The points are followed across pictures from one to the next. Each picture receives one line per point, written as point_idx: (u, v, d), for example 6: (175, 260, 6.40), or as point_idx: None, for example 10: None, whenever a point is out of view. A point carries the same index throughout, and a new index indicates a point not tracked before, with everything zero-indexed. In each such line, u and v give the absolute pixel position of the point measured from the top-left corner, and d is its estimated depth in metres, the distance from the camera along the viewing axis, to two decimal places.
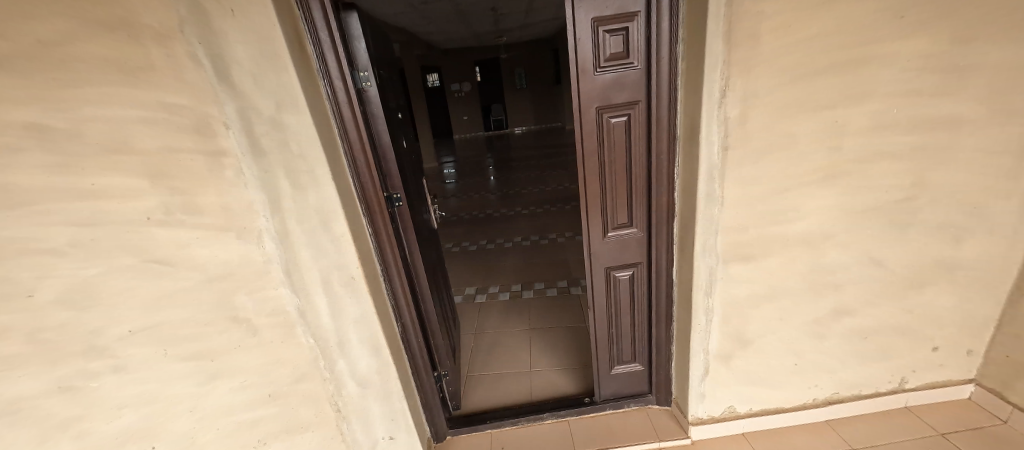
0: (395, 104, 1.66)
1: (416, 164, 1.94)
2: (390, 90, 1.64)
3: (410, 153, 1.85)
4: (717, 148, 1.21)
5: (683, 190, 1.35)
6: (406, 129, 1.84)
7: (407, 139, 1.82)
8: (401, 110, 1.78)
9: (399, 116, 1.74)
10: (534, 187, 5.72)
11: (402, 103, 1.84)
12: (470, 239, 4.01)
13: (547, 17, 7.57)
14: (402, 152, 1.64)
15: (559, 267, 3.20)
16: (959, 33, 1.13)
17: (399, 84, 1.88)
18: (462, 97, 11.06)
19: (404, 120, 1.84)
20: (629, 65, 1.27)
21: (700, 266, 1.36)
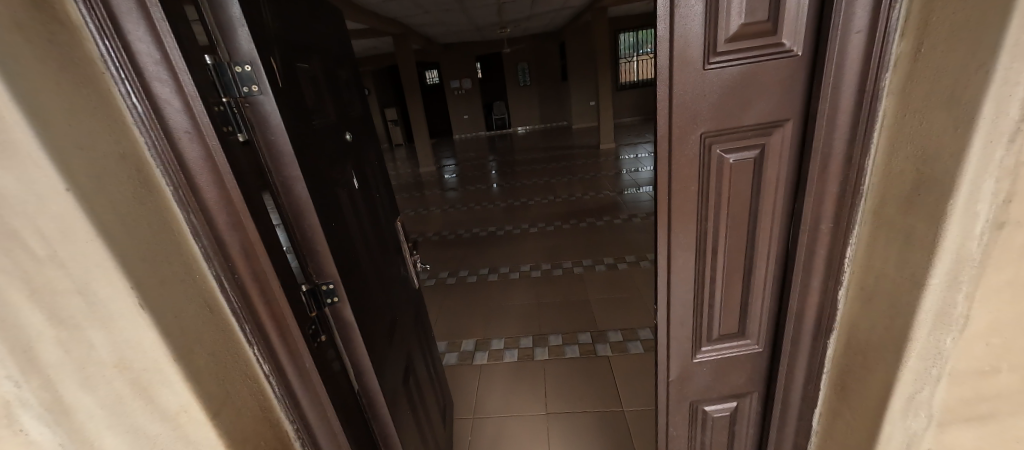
0: (339, 119, 1.02)
1: (384, 207, 1.30)
2: (331, 94, 0.99)
3: (372, 192, 1.21)
4: (981, 226, 0.55)
5: (865, 291, 0.70)
6: (365, 155, 1.20)
7: (367, 172, 1.18)
8: (355, 127, 1.14)
9: (352, 138, 1.09)
10: (542, 199, 5.06)
11: (359, 118, 1.20)
12: (469, 267, 3.38)
13: (555, 7, 6.88)
14: (350, 198, 1.00)
15: (578, 313, 2.56)
16: None
17: (357, 86, 1.23)
18: (463, 95, 10.41)
19: (363, 142, 1.19)
20: (774, 49, 0.62)
21: (891, 435, 0.72)
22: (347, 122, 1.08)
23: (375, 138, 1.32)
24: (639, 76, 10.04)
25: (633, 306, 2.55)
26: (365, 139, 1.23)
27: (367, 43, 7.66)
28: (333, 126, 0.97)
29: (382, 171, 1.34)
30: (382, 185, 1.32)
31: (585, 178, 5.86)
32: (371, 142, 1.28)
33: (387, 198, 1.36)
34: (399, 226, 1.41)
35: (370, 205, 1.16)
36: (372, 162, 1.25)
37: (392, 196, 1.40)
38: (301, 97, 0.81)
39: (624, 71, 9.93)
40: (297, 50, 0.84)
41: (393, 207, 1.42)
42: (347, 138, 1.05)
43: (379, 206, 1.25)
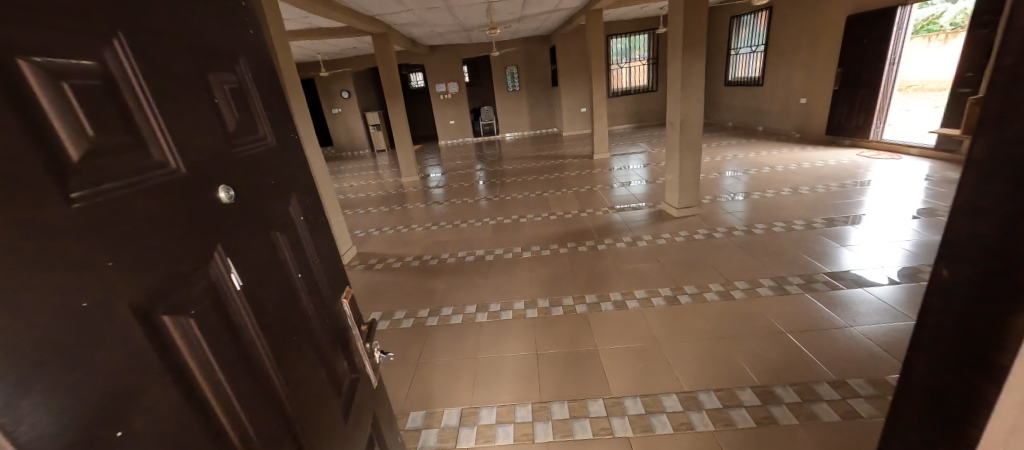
0: (206, 167, 0.55)
1: (317, 286, 0.84)
2: (181, 123, 0.52)
3: (291, 273, 0.74)
4: None
5: None
6: (279, 215, 0.74)
7: (280, 243, 0.72)
8: (251, 174, 0.67)
9: (244, 194, 0.63)
10: (534, 216, 4.62)
11: (269, 154, 0.74)
12: (455, 302, 2.93)
13: (548, 8, 6.48)
14: (221, 316, 0.53)
15: (584, 371, 2.12)
16: None
17: (268, 103, 0.77)
18: (449, 100, 9.95)
19: (273, 194, 0.73)
20: None
21: None
22: (234, 167, 0.62)
23: (303, 181, 0.87)
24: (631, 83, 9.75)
25: (650, 362, 2.12)
26: (282, 188, 0.77)
27: (347, 43, 7.14)
28: (183, 185, 0.50)
29: (316, 227, 0.88)
30: (315, 252, 0.86)
31: (580, 191, 5.45)
32: (297, 188, 0.83)
33: (326, 268, 0.90)
34: (345, 308, 0.95)
35: (283, 299, 0.70)
36: (295, 221, 0.79)
37: (334, 262, 0.95)
38: (52, 145, 0.35)
39: (616, 78, 9.61)
40: (53, 36, 0.37)
41: (337, 278, 0.96)
42: (226, 200, 0.58)
43: (306, 292, 0.79)
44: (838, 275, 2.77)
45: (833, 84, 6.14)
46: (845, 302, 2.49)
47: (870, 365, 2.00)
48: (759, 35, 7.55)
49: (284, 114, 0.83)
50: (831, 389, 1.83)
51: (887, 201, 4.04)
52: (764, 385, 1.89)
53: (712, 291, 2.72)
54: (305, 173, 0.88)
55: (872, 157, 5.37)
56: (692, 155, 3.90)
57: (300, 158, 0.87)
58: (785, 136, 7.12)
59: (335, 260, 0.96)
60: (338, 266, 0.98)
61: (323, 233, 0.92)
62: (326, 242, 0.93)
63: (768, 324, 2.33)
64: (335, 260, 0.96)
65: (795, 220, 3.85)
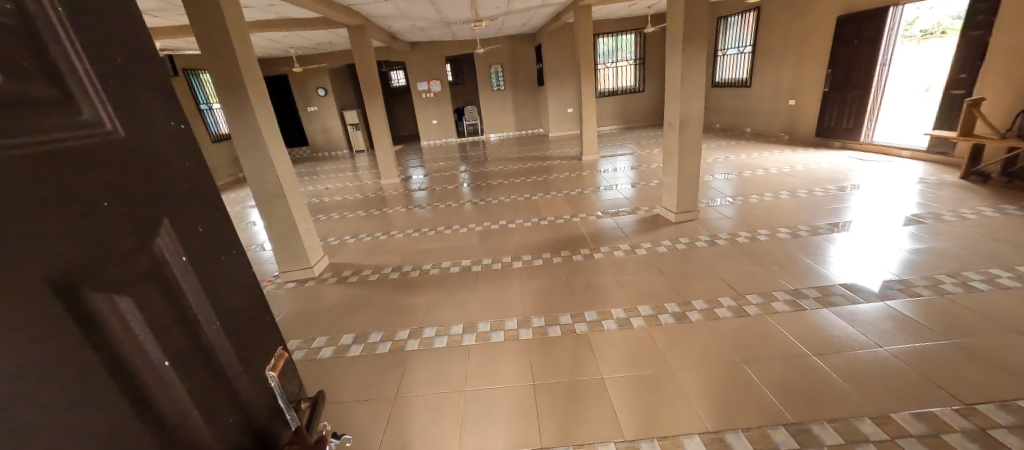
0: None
1: (214, 371, 0.52)
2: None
3: (143, 369, 0.42)
4: None
5: None
6: (120, 266, 0.41)
7: (117, 321, 0.39)
8: (42, 197, 0.33)
9: (21, 240, 0.31)
10: (524, 221, 4.32)
11: (101, 158, 0.41)
12: (437, 322, 2.60)
13: (535, 4, 6.19)
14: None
15: (588, 406, 1.83)
16: None
17: (105, 68, 0.44)
18: (431, 98, 9.57)
19: (108, 229, 0.40)
20: None
21: None
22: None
23: (189, 199, 0.54)
24: (618, 83, 9.58)
25: (664, 394, 1.85)
26: (135, 217, 0.44)
27: (322, 37, 6.71)
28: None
29: (215, 273, 0.56)
30: (211, 315, 0.53)
31: (570, 194, 5.18)
32: (173, 215, 0.50)
33: (235, 335, 0.58)
34: (271, 387, 0.63)
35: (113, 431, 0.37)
36: (161, 272, 0.46)
37: (251, 321, 0.62)
38: None
39: (603, 78, 9.43)
40: None
41: (257, 343, 0.63)
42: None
43: (185, 393, 0.46)
44: (854, 287, 2.56)
45: (823, 86, 6.07)
46: (868, 316, 2.27)
47: (911, 390, 1.76)
48: (747, 35, 7.46)
49: (148, 91, 0.50)
50: (875, 426, 1.60)
51: (889, 205, 3.90)
52: (799, 422, 1.64)
53: (723, 307, 2.47)
54: (194, 188, 0.56)
55: (864, 159, 5.29)
56: (691, 157, 3.67)
57: (183, 162, 0.54)
58: (774, 138, 7.04)
59: (253, 315, 0.64)
60: (260, 322, 0.66)
61: (229, 279, 0.59)
62: (237, 291, 0.61)
63: (791, 346, 2.08)
64: (254, 317, 0.64)
65: (797, 225, 3.66)
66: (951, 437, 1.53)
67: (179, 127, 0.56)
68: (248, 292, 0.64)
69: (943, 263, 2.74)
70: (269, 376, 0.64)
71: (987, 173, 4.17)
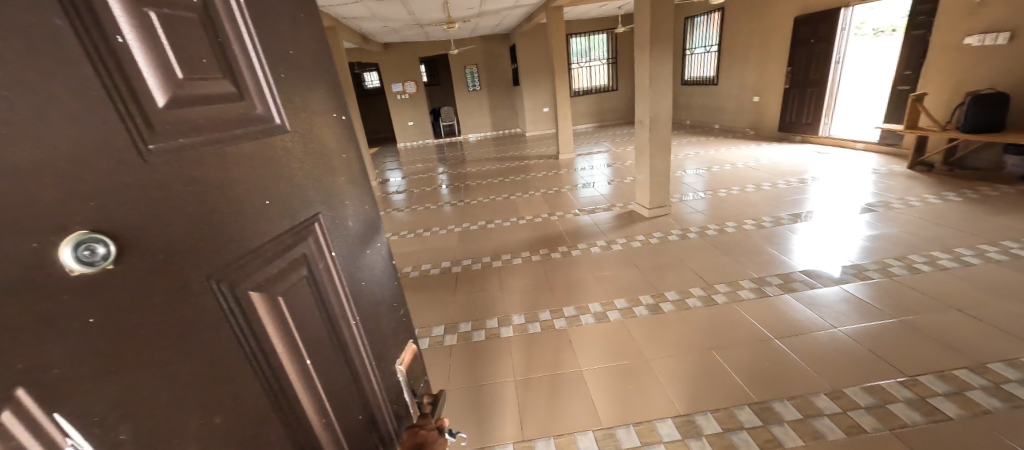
0: (30, 211, 0.26)
1: (334, 355, 0.60)
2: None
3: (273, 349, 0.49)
4: None
5: None
6: (266, 255, 0.48)
7: (257, 311, 0.46)
8: (198, 182, 0.40)
9: (164, 240, 0.36)
10: (502, 221, 4.38)
11: (261, 151, 0.48)
12: (419, 324, 2.62)
13: (507, 5, 6.25)
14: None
15: (568, 397, 1.91)
16: None
17: (273, 66, 0.52)
18: (406, 100, 9.48)
19: (263, 219, 0.48)
20: None
21: None
22: (129, 193, 0.33)
23: (331, 194, 0.62)
24: (592, 83, 9.76)
25: (641, 381, 1.95)
26: (287, 211, 0.52)
27: None
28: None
29: (349, 265, 0.65)
30: (340, 306, 0.62)
31: (547, 193, 5.26)
32: (322, 213, 0.59)
33: (360, 324, 0.66)
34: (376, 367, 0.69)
35: (242, 403, 0.45)
36: (307, 267, 0.55)
37: (373, 311, 0.71)
38: None
39: (577, 77, 9.59)
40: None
41: (375, 332, 0.71)
42: (73, 271, 0.29)
43: (294, 368, 0.52)
44: (812, 272, 2.74)
45: (784, 83, 6.38)
46: (824, 301, 2.43)
47: (863, 367, 1.90)
48: (713, 35, 7.75)
49: (310, 88, 0.59)
50: (829, 401, 1.73)
51: (847, 195, 4.15)
52: (762, 401, 1.76)
53: (694, 297, 2.59)
54: (337, 184, 0.64)
55: (822, 152, 5.60)
56: (662, 154, 3.81)
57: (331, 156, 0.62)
58: (740, 134, 7.34)
59: (375, 305, 0.71)
60: (382, 311, 0.74)
61: (361, 271, 0.68)
62: (363, 284, 0.68)
63: (754, 330, 2.22)
64: (375, 307, 0.72)
65: (761, 216, 3.85)
66: (895, 407, 1.67)
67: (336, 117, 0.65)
68: (375, 283, 0.72)
69: (891, 248, 2.96)
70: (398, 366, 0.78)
71: (931, 163, 4.49)
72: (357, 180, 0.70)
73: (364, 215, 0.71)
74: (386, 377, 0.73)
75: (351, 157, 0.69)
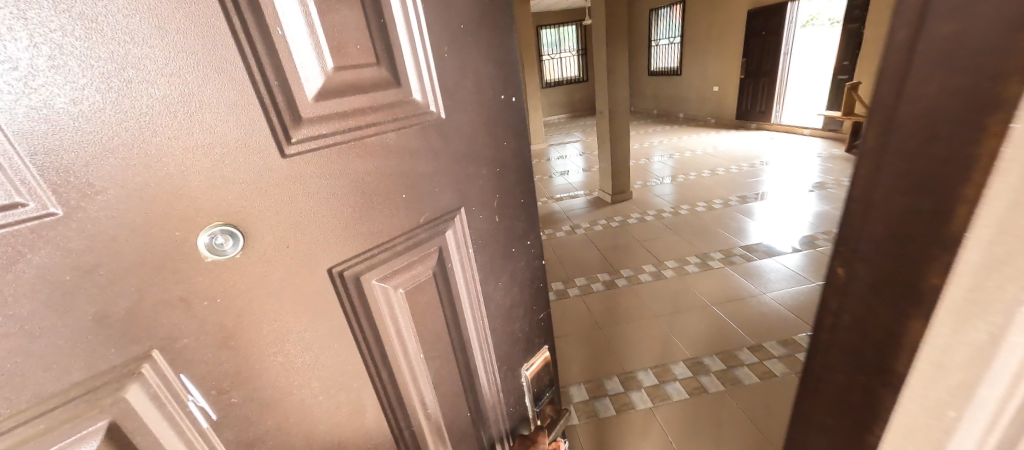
0: (171, 207, 0.34)
1: (446, 347, 0.64)
2: (121, 117, 0.30)
3: (391, 340, 0.55)
4: None
5: None
6: (398, 251, 0.52)
7: (376, 302, 0.52)
8: (339, 170, 0.44)
9: (294, 226, 0.42)
10: None
11: (410, 144, 0.49)
12: None
13: None
14: (146, 443, 0.38)
15: None
16: None
17: (447, 26, 0.51)
18: None
19: (396, 205, 0.50)
20: None
21: None
22: (269, 202, 0.39)
23: (478, 183, 0.60)
24: (562, 74, 9.94)
25: (596, 347, 2.18)
26: (425, 201, 0.53)
27: None
28: (57, 252, 0.29)
29: (483, 261, 0.66)
30: (469, 308, 0.66)
31: None
32: (468, 203, 0.60)
33: (482, 320, 0.69)
34: (495, 364, 0.74)
35: (348, 379, 0.52)
36: (439, 261, 0.58)
37: (506, 310, 0.73)
38: None
39: (547, 69, 9.77)
40: None
41: (505, 334, 0.75)
42: (206, 257, 0.36)
43: (407, 361, 0.58)
44: (751, 248, 3.05)
45: (740, 73, 6.74)
46: (757, 271, 2.73)
47: (782, 326, 2.19)
48: (674, 28, 8.06)
49: (487, 55, 0.57)
50: (750, 353, 2.01)
51: (793, 178, 4.49)
52: (695, 357, 2.02)
53: (645, 272, 2.85)
54: (489, 172, 0.62)
55: (774, 139, 5.99)
56: (621, 143, 4.05)
57: (487, 139, 0.60)
58: (702, 122, 7.71)
59: (505, 305, 0.73)
60: (510, 313, 0.75)
61: (495, 269, 0.68)
62: (506, 285, 0.72)
63: (695, 299, 2.50)
64: (505, 305, 0.73)
65: (712, 199, 4.17)
66: (800, 355, 1.96)
67: (505, 97, 0.61)
68: (512, 284, 0.73)
69: (820, 224, 3.31)
70: (522, 372, 0.81)
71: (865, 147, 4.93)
72: (516, 166, 0.67)
73: (519, 209, 0.70)
74: (500, 377, 0.76)
75: (518, 141, 0.66)
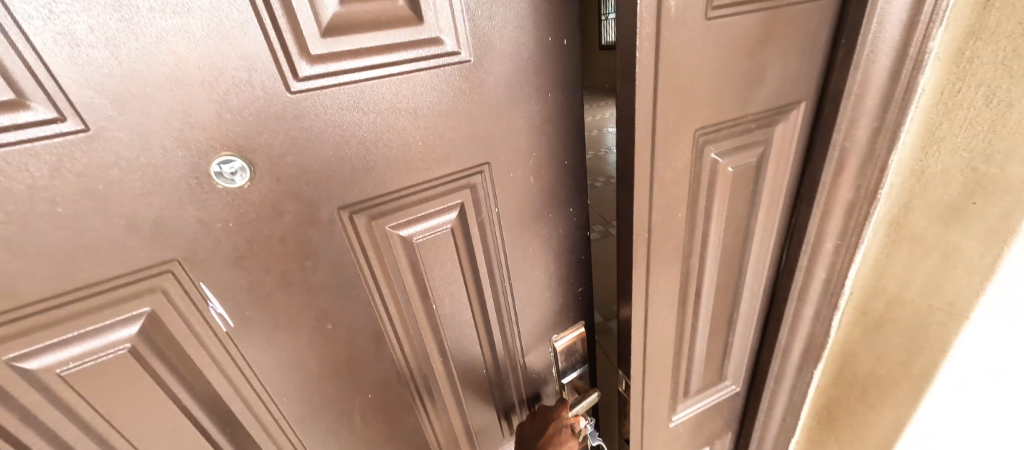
0: (197, 126, 0.27)
1: (467, 337, 0.50)
2: (158, 44, 0.25)
3: (420, 310, 0.45)
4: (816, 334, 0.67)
5: (868, 317, 0.56)
6: (430, 201, 0.40)
7: (387, 252, 0.40)
8: (353, 119, 0.33)
9: (326, 145, 0.32)
10: None
11: (429, 99, 0.35)
12: None
13: None
14: (167, 362, 0.34)
15: None
16: (809, 114, 0.46)
17: None
18: None
19: (438, 146, 0.38)
20: (745, 56, 0.38)
21: None
22: (295, 128, 0.31)
23: (522, 161, 0.43)
24: None
25: None
26: (474, 142, 0.39)
27: None
28: (92, 155, 0.25)
29: (520, 251, 0.49)
30: (499, 282, 0.49)
31: None
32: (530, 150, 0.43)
33: (512, 319, 0.53)
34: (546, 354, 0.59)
35: (368, 336, 0.43)
36: (461, 240, 0.44)
37: (543, 281, 0.53)
38: None
39: None
40: None
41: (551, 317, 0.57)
42: (215, 186, 0.30)
43: (433, 335, 0.47)
44: None
45: None
46: None
47: None
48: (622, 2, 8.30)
49: None
50: None
51: None
52: None
53: None
54: (546, 142, 0.44)
55: None
56: None
57: (536, 105, 0.41)
58: None
59: (544, 318, 0.56)
60: (559, 319, 0.58)
61: (539, 252, 0.50)
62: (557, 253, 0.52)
63: None
64: (540, 305, 0.54)
65: None
66: None
67: (563, 49, 0.41)
68: (559, 291, 0.55)
69: None
70: (553, 344, 0.58)
71: None
72: (575, 143, 0.47)
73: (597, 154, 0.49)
74: (525, 353, 0.57)
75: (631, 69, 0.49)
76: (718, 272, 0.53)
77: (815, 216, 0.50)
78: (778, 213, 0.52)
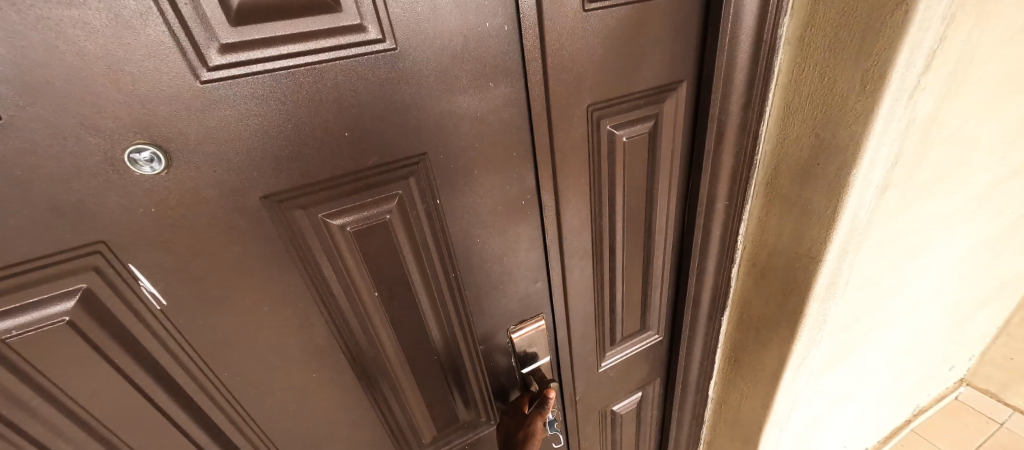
0: (109, 113, 0.30)
1: (416, 323, 0.52)
2: (61, 34, 0.27)
3: (364, 298, 0.46)
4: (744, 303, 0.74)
5: (755, 266, 0.65)
6: (361, 192, 0.42)
7: (323, 242, 0.41)
8: (272, 106, 0.34)
9: (244, 133, 0.34)
10: None
11: (352, 87, 0.37)
12: None
13: None
14: (102, 343, 0.36)
15: None
16: (692, 93, 0.53)
17: None
18: None
19: (365, 135, 0.39)
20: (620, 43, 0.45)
21: (791, 419, 0.78)
22: (208, 117, 0.33)
23: (459, 151, 0.45)
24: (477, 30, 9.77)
25: None
26: (404, 128, 0.41)
27: None
28: (5, 140, 0.27)
29: (466, 240, 0.50)
30: (449, 271, 0.51)
31: None
32: (468, 138, 0.45)
33: (464, 308, 0.54)
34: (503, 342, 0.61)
35: (307, 318, 0.45)
36: (401, 229, 0.45)
37: (497, 269, 0.54)
38: None
39: None
40: None
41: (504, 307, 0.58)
42: (133, 172, 0.32)
43: (380, 323, 0.49)
44: None
45: None
46: None
47: None
48: None
49: None
50: None
51: None
52: None
53: None
54: (488, 131, 0.45)
55: None
56: None
57: (471, 94, 0.43)
58: None
59: (500, 308, 0.58)
60: (517, 309, 0.60)
61: (487, 243, 0.52)
62: (509, 246, 0.54)
63: None
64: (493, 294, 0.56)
65: None
66: None
67: (505, 35, 0.41)
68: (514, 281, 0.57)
69: None
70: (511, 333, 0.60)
71: None
72: (525, 133, 0.47)
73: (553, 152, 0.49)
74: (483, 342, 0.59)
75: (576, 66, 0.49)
76: (626, 232, 0.60)
77: (705, 179, 0.57)
78: (676, 182, 0.59)
